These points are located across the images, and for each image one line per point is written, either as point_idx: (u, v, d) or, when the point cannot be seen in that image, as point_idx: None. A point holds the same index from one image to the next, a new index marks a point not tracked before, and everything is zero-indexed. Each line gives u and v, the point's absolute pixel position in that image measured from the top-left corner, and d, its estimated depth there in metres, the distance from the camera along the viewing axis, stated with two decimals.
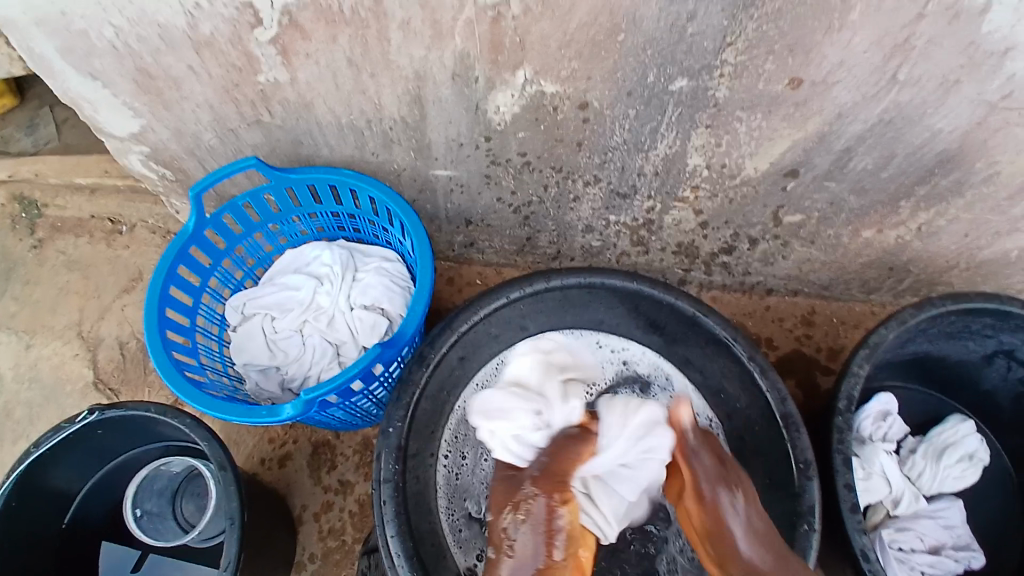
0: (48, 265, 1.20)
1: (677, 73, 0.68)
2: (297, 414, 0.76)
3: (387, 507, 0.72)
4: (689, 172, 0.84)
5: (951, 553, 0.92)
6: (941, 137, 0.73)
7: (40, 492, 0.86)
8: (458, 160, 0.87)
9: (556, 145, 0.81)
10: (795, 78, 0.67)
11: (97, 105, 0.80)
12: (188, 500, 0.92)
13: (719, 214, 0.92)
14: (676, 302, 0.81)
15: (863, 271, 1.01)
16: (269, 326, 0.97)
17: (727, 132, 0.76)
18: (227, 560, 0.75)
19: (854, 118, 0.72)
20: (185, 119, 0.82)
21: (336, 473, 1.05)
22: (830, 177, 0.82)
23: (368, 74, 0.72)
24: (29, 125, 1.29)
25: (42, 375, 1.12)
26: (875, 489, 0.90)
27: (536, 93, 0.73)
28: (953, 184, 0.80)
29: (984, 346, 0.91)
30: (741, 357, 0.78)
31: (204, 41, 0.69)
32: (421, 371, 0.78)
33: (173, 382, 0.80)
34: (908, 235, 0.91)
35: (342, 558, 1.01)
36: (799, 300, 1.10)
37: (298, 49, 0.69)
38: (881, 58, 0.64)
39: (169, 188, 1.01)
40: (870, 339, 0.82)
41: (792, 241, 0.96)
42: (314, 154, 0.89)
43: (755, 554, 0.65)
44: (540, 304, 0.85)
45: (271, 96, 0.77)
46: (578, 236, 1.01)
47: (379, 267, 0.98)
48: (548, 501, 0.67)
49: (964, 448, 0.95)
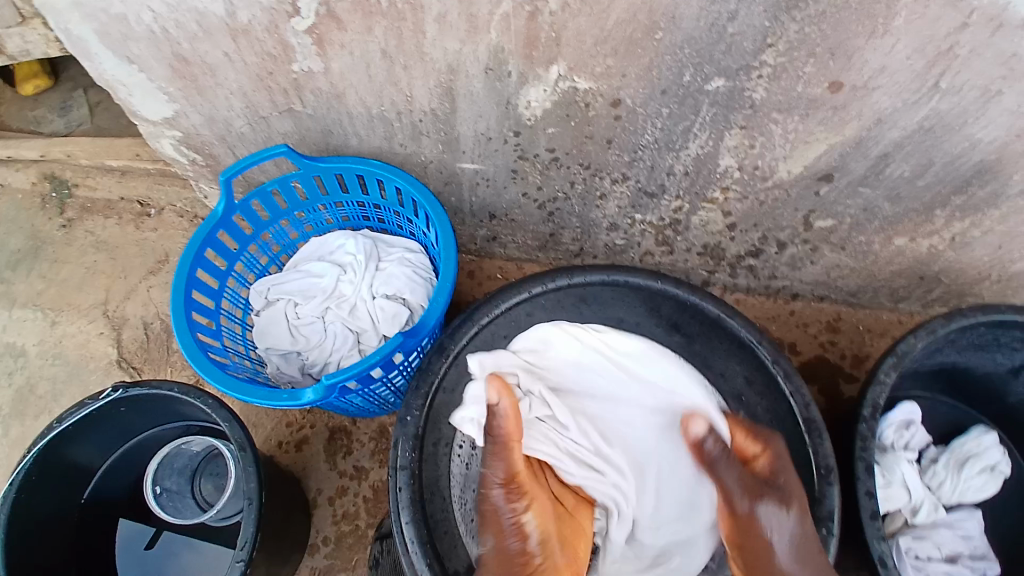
0: (77, 245, 1.22)
1: (714, 73, 0.67)
2: (318, 398, 0.76)
3: (402, 494, 0.73)
4: (719, 173, 0.83)
5: (968, 562, 0.89)
6: (981, 147, 0.71)
7: (61, 466, 0.87)
8: (486, 154, 0.86)
9: (586, 142, 0.81)
10: (834, 82, 0.66)
11: (132, 89, 0.81)
12: (207, 479, 0.93)
13: (748, 216, 0.91)
14: (701, 303, 0.81)
15: (892, 279, 0.99)
16: (292, 312, 0.98)
17: (761, 134, 0.75)
18: (245, 538, 0.76)
19: (893, 124, 0.70)
20: (218, 106, 0.83)
21: (351, 459, 1.06)
22: (864, 183, 0.80)
23: (401, 66, 0.72)
24: (61, 107, 1.31)
25: (68, 352, 1.14)
26: (896, 497, 0.89)
27: (568, 89, 0.73)
28: (991, 195, 0.78)
29: (1014, 360, 0.89)
30: (765, 360, 0.78)
31: (240, 29, 0.69)
32: (442, 361, 0.79)
33: (198, 363, 0.81)
34: (941, 245, 0.89)
35: (355, 543, 1.02)
36: (824, 305, 1.08)
37: (333, 40, 0.69)
38: (923, 65, 0.62)
39: (198, 173, 1.02)
40: (898, 348, 0.80)
41: (821, 246, 0.95)
42: (343, 143, 0.90)
43: (796, 546, 0.60)
44: (562, 301, 0.84)
45: (304, 86, 0.77)
46: (603, 234, 1.01)
47: (402, 257, 0.99)
48: (507, 491, 0.63)
49: (986, 459, 0.94)
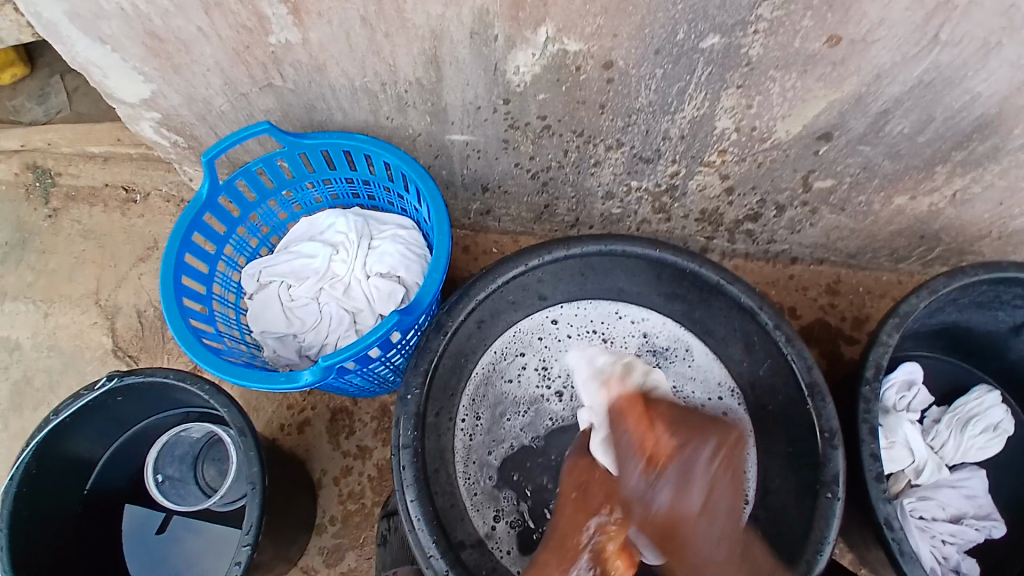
0: (64, 234, 1.19)
1: (708, 30, 0.65)
2: (315, 380, 0.75)
3: (406, 473, 0.72)
4: (716, 135, 0.81)
5: (973, 521, 0.90)
6: (981, 100, 0.69)
7: (60, 459, 0.87)
8: (475, 124, 0.84)
9: (578, 108, 0.79)
10: (832, 36, 0.64)
11: (106, 70, 0.78)
12: (209, 465, 0.92)
13: (746, 179, 0.89)
14: (700, 269, 0.78)
15: (893, 239, 0.98)
16: (286, 294, 0.96)
17: (759, 92, 0.73)
18: (249, 524, 0.76)
19: (893, 79, 0.68)
20: (196, 84, 0.80)
21: (354, 438, 1.05)
22: (864, 141, 0.78)
23: (382, 34, 0.70)
24: (39, 94, 1.27)
25: (62, 343, 1.12)
26: (898, 458, 0.89)
27: (558, 52, 0.70)
28: (991, 149, 0.76)
29: (1015, 317, 0.88)
30: (768, 326, 0.75)
31: (212, 1, 0.66)
32: (440, 339, 0.76)
33: (191, 349, 0.79)
34: (941, 202, 0.88)
35: (362, 521, 1.02)
36: (824, 268, 1.07)
37: (309, 8, 0.66)
38: (923, 16, 0.60)
39: (181, 155, 0.99)
40: (899, 309, 0.79)
41: (820, 208, 0.93)
42: (327, 119, 0.87)
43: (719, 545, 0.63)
44: (559, 271, 0.83)
45: (282, 59, 0.75)
46: (598, 203, 0.99)
47: (395, 234, 0.97)
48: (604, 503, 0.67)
49: (989, 419, 0.93)
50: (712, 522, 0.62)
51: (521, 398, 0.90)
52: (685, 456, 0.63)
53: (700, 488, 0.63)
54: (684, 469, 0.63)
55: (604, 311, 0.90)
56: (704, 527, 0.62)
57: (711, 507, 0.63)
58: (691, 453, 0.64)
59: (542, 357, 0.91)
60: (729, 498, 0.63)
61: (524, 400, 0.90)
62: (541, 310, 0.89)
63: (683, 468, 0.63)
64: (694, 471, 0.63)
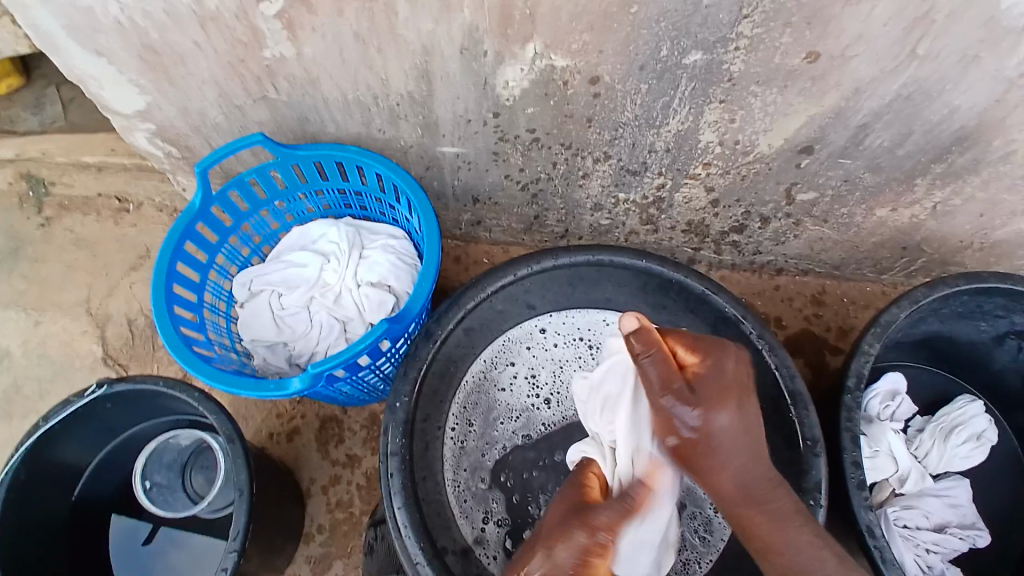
0: (56, 243, 1.20)
1: (692, 46, 0.67)
2: (305, 387, 0.76)
3: (394, 481, 0.73)
4: (700, 149, 0.83)
5: (956, 530, 0.92)
6: (959, 114, 0.72)
7: (49, 467, 0.87)
8: (466, 137, 0.85)
9: (566, 121, 0.80)
10: (812, 52, 0.66)
11: (102, 81, 0.79)
12: (197, 474, 0.93)
13: (731, 191, 0.90)
14: (684, 279, 0.80)
15: (876, 250, 1.00)
16: (277, 303, 0.96)
17: (742, 107, 0.75)
18: (237, 530, 0.76)
19: (871, 93, 0.70)
20: (190, 95, 0.81)
21: (344, 447, 1.06)
22: (845, 154, 0.80)
23: (374, 49, 0.71)
24: (35, 104, 1.28)
25: (52, 352, 1.13)
26: (882, 467, 0.90)
27: (546, 67, 0.72)
28: (970, 162, 0.78)
29: (995, 327, 0.90)
30: (750, 335, 0.77)
31: (208, 15, 0.68)
32: (429, 348, 0.78)
33: (183, 357, 0.80)
34: (922, 214, 0.90)
35: (350, 529, 1.02)
36: (809, 279, 1.09)
37: (304, 23, 0.68)
38: (901, 32, 0.62)
39: (175, 166, 1.00)
40: (881, 319, 0.81)
41: (804, 219, 0.95)
42: (320, 130, 0.88)
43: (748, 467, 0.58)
44: (547, 282, 0.84)
45: (277, 72, 0.76)
46: (587, 215, 1.00)
47: (387, 244, 0.98)
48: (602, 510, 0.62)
49: (973, 428, 0.95)
50: (741, 432, 0.58)
51: (515, 406, 0.90)
52: (714, 377, 0.59)
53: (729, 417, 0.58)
54: (718, 396, 0.58)
55: (591, 319, 0.91)
56: (726, 449, 0.58)
57: (734, 429, 0.58)
58: (711, 372, 0.59)
59: (531, 365, 0.91)
60: (752, 422, 0.59)
61: (518, 407, 0.90)
62: (529, 318, 0.89)
63: (721, 396, 0.59)
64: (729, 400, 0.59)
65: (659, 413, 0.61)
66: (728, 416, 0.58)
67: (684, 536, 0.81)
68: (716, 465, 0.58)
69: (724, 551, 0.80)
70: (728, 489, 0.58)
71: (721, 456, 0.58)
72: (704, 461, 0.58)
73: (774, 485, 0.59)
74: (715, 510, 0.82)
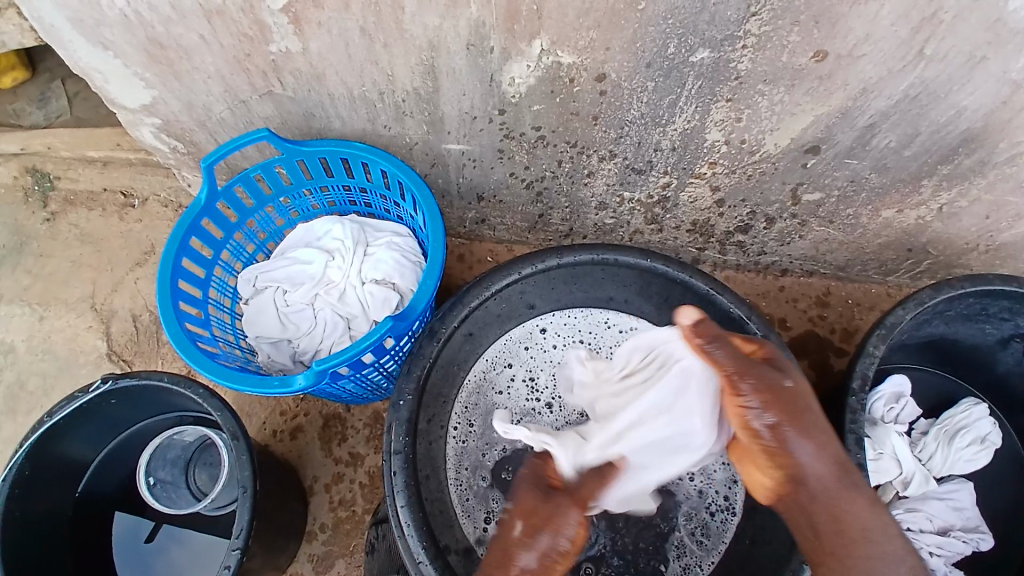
0: (62, 238, 1.20)
1: (698, 44, 0.67)
2: (309, 384, 0.76)
3: (397, 479, 0.72)
4: (706, 148, 0.82)
5: (960, 534, 0.91)
6: (966, 115, 0.71)
7: (53, 462, 0.87)
8: (471, 134, 0.85)
9: (572, 119, 0.80)
10: (819, 51, 0.65)
11: (108, 75, 0.80)
12: (201, 470, 0.93)
13: (736, 191, 0.90)
14: (690, 278, 0.79)
15: (881, 251, 0.99)
16: (281, 299, 0.96)
17: (748, 106, 0.74)
18: (240, 527, 0.76)
19: (878, 93, 0.70)
20: (196, 90, 0.81)
21: (346, 446, 1.06)
22: (851, 154, 0.80)
23: (380, 44, 0.71)
24: (40, 98, 1.28)
25: (56, 347, 1.13)
26: (885, 470, 0.89)
27: (552, 64, 0.72)
28: (978, 163, 0.78)
29: (1002, 330, 0.89)
30: (756, 334, 0.76)
31: (215, 9, 0.68)
32: (432, 345, 0.77)
33: (187, 352, 0.80)
34: (928, 216, 0.89)
35: (352, 528, 1.02)
36: (814, 281, 1.08)
37: (310, 18, 0.68)
38: (908, 31, 0.62)
39: (180, 161, 1.00)
40: (886, 320, 0.80)
41: (809, 220, 0.94)
42: (325, 126, 0.88)
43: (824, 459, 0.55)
44: (551, 281, 0.84)
45: (282, 67, 0.76)
46: (591, 214, 1.00)
47: (391, 242, 0.98)
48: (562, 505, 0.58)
49: (977, 431, 0.94)
50: (814, 418, 0.56)
51: (515, 411, 0.88)
52: (782, 383, 0.56)
53: (803, 421, 0.55)
54: (789, 403, 0.55)
55: (593, 320, 0.91)
56: (804, 445, 0.55)
57: (809, 429, 0.55)
58: (775, 380, 0.56)
59: (529, 368, 0.90)
60: (823, 420, 0.57)
61: (517, 411, 0.88)
62: (530, 318, 0.89)
63: (791, 403, 0.55)
64: (798, 406, 0.55)
65: (732, 416, 0.58)
66: (800, 420, 0.55)
67: (681, 539, 0.81)
68: (797, 467, 0.55)
69: (725, 553, 0.79)
70: (807, 493, 0.56)
71: (801, 459, 0.55)
72: (784, 467, 0.55)
73: (852, 472, 0.57)
74: (714, 515, 0.81)
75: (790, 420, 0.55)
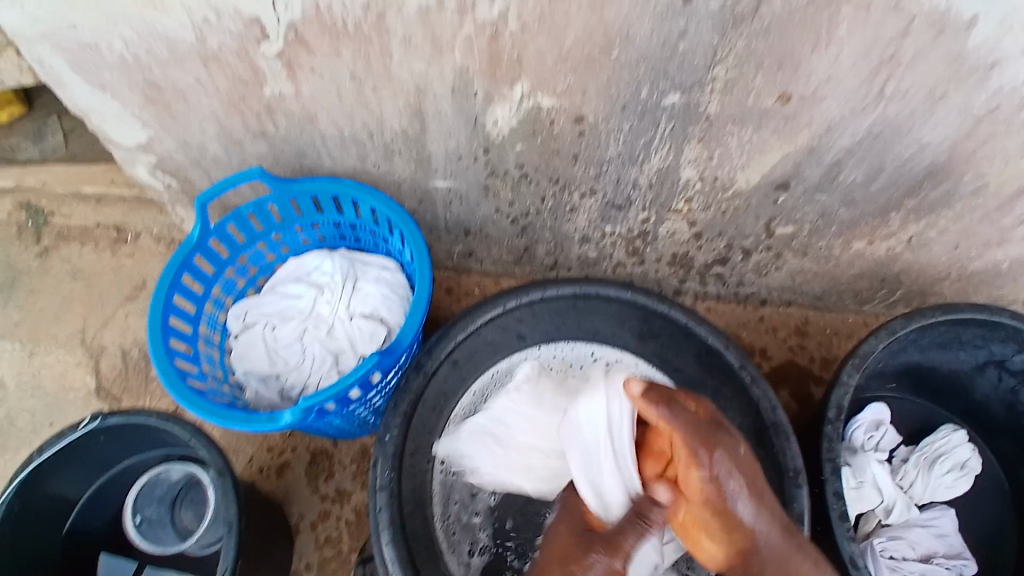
0: (54, 274, 1.22)
1: (669, 88, 0.70)
2: (296, 420, 0.77)
3: (382, 515, 0.74)
4: (682, 185, 0.86)
5: (943, 561, 0.93)
6: (929, 149, 0.75)
7: (42, 500, 0.87)
8: (457, 172, 0.89)
9: (553, 158, 0.83)
10: (784, 93, 0.69)
11: (106, 116, 0.83)
12: (187, 508, 0.92)
13: (713, 225, 0.94)
14: (671, 311, 0.83)
15: (855, 281, 1.03)
16: (271, 335, 0.98)
17: (719, 146, 0.78)
18: (224, 567, 0.76)
19: (842, 132, 0.74)
20: (191, 130, 0.84)
21: (333, 482, 1.06)
22: (820, 189, 0.84)
23: (369, 88, 0.74)
24: (35, 134, 1.31)
25: (45, 384, 1.13)
26: (867, 498, 0.91)
27: (533, 107, 0.75)
28: (943, 195, 0.82)
29: (977, 357, 0.92)
30: (733, 364, 0.80)
31: (211, 54, 0.71)
32: (418, 379, 0.80)
33: (176, 389, 0.81)
34: (899, 246, 0.93)
35: (339, 567, 1.02)
36: (793, 310, 1.11)
37: (302, 63, 0.71)
38: (867, 73, 0.66)
39: (174, 198, 1.03)
40: (859, 349, 0.83)
41: (783, 252, 0.98)
42: (316, 165, 0.91)
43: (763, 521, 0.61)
44: (536, 315, 0.87)
45: (275, 109, 0.79)
46: (575, 247, 1.03)
47: (379, 277, 1.00)
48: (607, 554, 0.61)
49: (956, 458, 0.96)
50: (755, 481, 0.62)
51: None
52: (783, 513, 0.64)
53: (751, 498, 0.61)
54: (794, 538, 0.62)
55: (580, 353, 0.91)
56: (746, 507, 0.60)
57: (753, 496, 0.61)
58: (731, 447, 0.61)
59: None
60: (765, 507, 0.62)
61: None
62: (519, 350, 0.89)
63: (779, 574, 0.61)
64: (792, 561, 0.61)
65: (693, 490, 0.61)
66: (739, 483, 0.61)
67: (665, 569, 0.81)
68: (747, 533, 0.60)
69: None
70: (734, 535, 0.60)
71: (734, 486, 0.60)
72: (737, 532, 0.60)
73: (796, 532, 0.63)
74: None
75: (727, 426, 0.64)
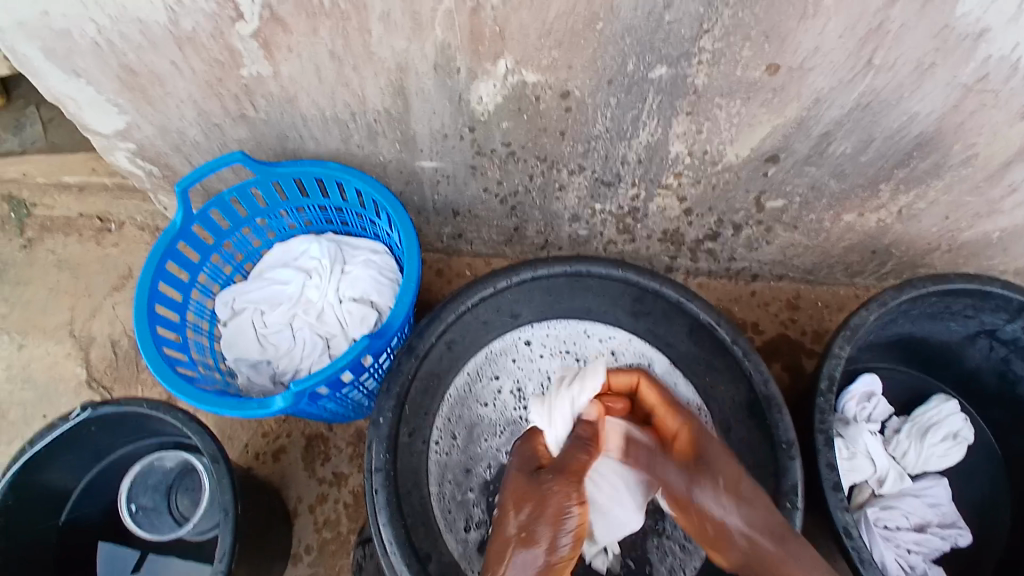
0: (39, 265, 1.20)
1: (655, 61, 0.69)
2: (288, 405, 0.76)
3: (378, 497, 0.74)
4: (671, 159, 0.85)
5: (937, 530, 0.94)
6: (918, 120, 0.74)
7: (36, 492, 0.86)
8: (443, 152, 0.87)
9: (540, 135, 0.82)
10: (771, 65, 0.68)
11: (82, 103, 0.81)
12: (182, 495, 0.92)
13: (703, 201, 0.93)
14: (663, 289, 0.83)
15: (846, 254, 1.02)
16: (259, 321, 0.97)
17: (707, 119, 0.77)
18: (223, 551, 0.76)
19: (831, 103, 0.73)
20: (170, 115, 0.83)
21: (330, 465, 1.06)
22: (810, 161, 0.83)
23: (350, 67, 0.73)
24: (15, 126, 1.26)
25: (35, 375, 1.12)
26: (860, 468, 0.91)
27: (518, 83, 0.74)
28: (932, 166, 0.81)
29: (967, 326, 0.92)
30: (726, 341, 0.81)
31: (185, 36, 0.69)
32: (410, 361, 0.80)
33: (164, 376, 0.80)
34: (889, 218, 0.92)
35: (338, 549, 1.02)
36: (784, 284, 1.11)
37: (279, 43, 0.70)
38: (855, 43, 0.65)
39: (156, 185, 1.01)
40: (851, 321, 0.83)
41: (774, 226, 0.97)
42: (300, 148, 0.90)
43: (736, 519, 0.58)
44: (527, 294, 0.86)
45: (254, 91, 0.77)
46: (565, 226, 1.02)
47: (368, 260, 0.99)
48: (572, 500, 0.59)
49: (948, 427, 0.97)
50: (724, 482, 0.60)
51: (497, 421, 0.88)
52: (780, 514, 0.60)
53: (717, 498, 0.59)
54: (780, 537, 0.58)
55: (573, 331, 0.89)
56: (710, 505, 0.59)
57: (720, 497, 0.59)
58: (701, 466, 0.61)
59: (516, 378, 0.89)
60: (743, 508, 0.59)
61: (501, 422, 0.88)
62: (512, 329, 0.87)
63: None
64: (781, 564, 0.56)
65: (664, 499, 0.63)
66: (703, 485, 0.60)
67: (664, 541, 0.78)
68: (714, 530, 0.59)
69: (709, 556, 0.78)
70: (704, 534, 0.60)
71: (722, 516, 0.59)
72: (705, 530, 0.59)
73: (789, 534, 0.58)
74: None
75: (699, 441, 0.63)
